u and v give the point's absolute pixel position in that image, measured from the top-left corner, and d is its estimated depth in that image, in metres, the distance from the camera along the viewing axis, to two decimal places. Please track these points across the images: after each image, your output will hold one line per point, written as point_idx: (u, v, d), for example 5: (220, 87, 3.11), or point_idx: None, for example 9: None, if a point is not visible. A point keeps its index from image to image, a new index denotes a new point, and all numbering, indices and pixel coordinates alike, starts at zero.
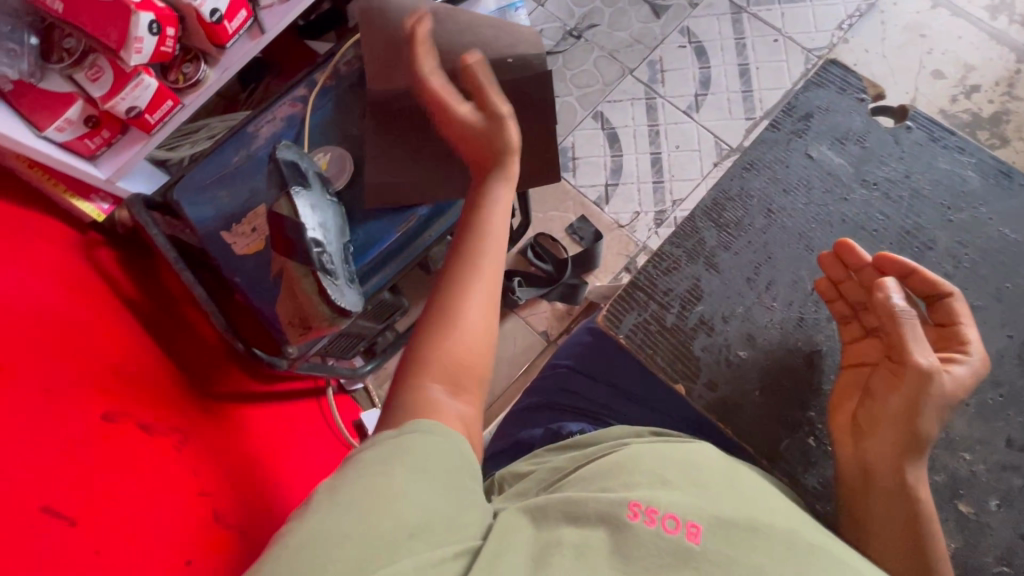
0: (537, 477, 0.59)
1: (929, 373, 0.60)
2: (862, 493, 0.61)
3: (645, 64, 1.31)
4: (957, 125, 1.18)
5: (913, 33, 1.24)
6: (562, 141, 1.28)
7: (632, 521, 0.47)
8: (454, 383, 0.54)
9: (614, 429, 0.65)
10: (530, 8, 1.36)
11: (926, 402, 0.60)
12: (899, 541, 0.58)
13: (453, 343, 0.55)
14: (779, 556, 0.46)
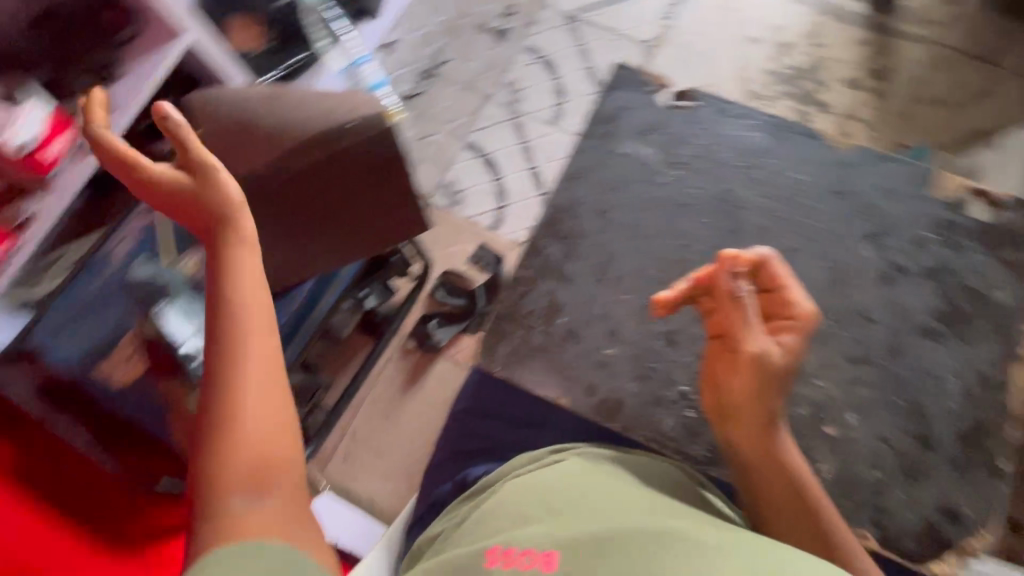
0: (444, 531, 0.64)
1: (761, 359, 0.64)
2: (745, 478, 0.68)
3: (502, 87, 1.37)
4: (784, 79, 1.30)
5: (725, 10, 1.37)
6: (443, 178, 1.31)
7: (489, 567, 0.51)
8: (254, 486, 0.43)
9: (505, 466, 0.70)
10: (381, 58, 1.38)
11: (762, 386, 0.65)
12: (785, 512, 0.66)
13: (244, 439, 0.44)
14: (624, 557, 0.49)
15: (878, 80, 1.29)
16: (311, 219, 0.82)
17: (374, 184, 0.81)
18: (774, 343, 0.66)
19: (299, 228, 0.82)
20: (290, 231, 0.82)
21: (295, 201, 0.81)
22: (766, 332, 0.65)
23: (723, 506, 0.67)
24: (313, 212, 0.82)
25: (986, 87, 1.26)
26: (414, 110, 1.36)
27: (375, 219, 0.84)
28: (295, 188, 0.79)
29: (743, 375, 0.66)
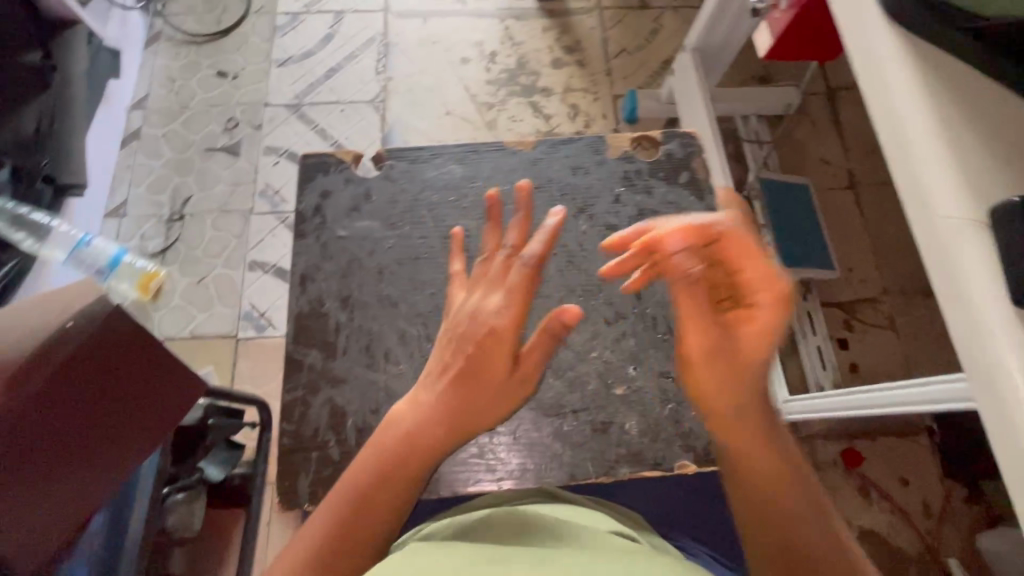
0: None
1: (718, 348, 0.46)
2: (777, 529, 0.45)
3: (258, 197, 1.31)
4: (505, 82, 1.42)
5: (428, 44, 1.46)
6: (240, 310, 1.21)
7: None
8: None
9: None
10: (116, 225, 1.27)
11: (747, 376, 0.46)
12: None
13: None
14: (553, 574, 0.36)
15: (574, 54, 1.45)
16: (61, 455, 0.62)
17: (126, 373, 0.67)
18: (520, 372, 0.49)
19: (51, 474, 0.61)
20: (41, 484, 0.61)
21: (26, 449, 0.59)
22: (535, 344, 0.49)
23: (605, 521, 0.52)
24: (58, 446, 0.62)
25: (654, 26, 1.49)
26: (177, 259, 1.25)
27: (146, 407, 0.70)
28: (27, 434, 0.58)
29: (467, 419, 0.47)
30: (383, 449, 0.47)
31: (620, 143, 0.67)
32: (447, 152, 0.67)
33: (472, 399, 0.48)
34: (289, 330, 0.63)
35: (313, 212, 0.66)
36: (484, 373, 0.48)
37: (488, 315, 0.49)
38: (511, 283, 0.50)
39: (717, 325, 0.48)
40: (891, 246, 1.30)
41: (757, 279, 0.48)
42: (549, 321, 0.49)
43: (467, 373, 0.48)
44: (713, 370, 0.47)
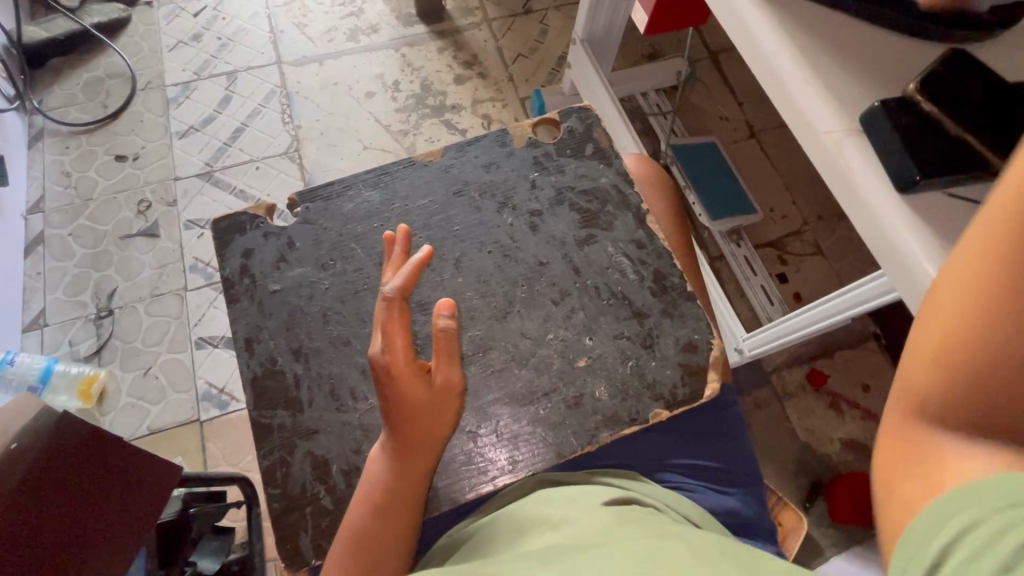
0: None
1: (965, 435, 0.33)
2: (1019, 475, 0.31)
3: (189, 273, 1.26)
4: (414, 107, 1.45)
5: (329, 85, 1.46)
6: (196, 391, 1.16)
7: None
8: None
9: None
10: (38, 338, 1.18)
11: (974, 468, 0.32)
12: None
13: None
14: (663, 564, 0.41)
15: (473, 67, 1.50)
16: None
17: (89, 481, 0.63)
18: (435, 389, 0.51)
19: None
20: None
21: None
22: (443, 359, 0.52)
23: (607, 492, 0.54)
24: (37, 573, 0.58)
25: (542, 28, 1.57)
26: (115, 357, 1.18)
27: (118, 511, 0.66)
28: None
29: (420, 458, 0.51)
30: (351, 520, 0.51)
31: (524, 132, 0.70)
32: (360, 180, 0.66)
33: (413, 444, 0.51)
34: (246, 396, 0.58)
35: (241, 273, 0.61)
36: (416, 419, 0.51)
37: (395, 358, 0.50)
38: (395, 323, 0.51)
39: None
40: (798, 180, 1.41)
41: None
42: (443, 331, 0.51)
43: (397, 426, 0.51)
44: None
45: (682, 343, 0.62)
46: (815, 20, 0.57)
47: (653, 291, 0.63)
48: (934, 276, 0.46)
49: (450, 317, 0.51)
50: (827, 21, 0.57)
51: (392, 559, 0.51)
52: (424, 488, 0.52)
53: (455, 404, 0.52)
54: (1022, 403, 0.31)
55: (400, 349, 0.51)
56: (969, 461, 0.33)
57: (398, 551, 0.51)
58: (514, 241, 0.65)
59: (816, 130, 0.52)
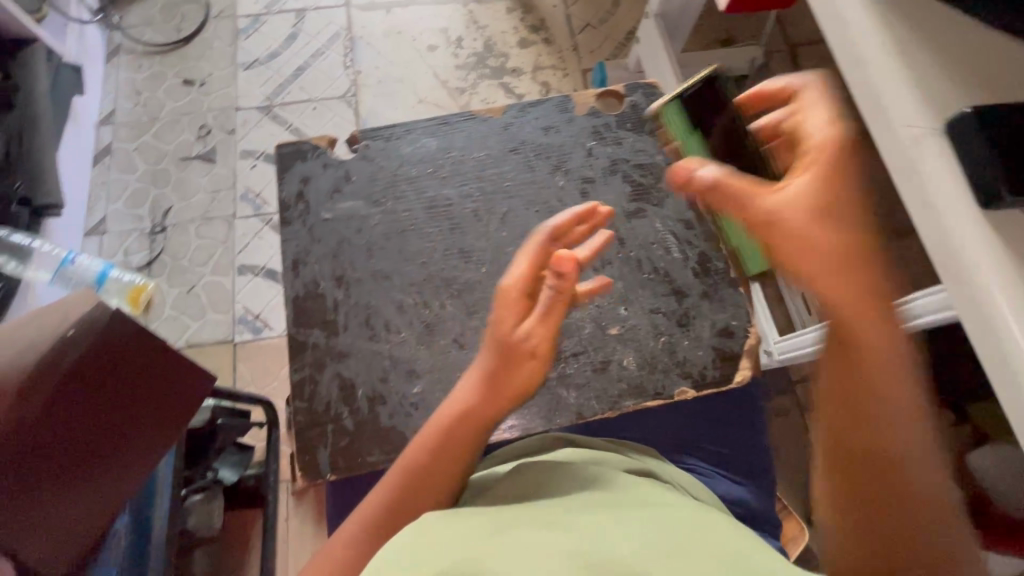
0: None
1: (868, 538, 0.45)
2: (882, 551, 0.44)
3: (240, 201, 1.30)
4: (474, 65, 1.43)
5: (394, 34, 1.46)
6: (234, 314, 1.21)
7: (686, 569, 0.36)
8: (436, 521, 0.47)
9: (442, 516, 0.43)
10: (97, 243, 1.25)
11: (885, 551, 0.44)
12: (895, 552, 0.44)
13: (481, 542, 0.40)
14: (684, 513, 0.44)
15: (539, 32, 1.47)
16: (78, 458, 0.65)
17: (129, 375, 0.68)
18: (529, 335, 0.52)
19: (70, 478, 0.65)
20: (63, 486, 0.64)
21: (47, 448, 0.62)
22: (546, 307, 0.53)
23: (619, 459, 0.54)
24: (77, 449, 0.65)
25: None
26: (164, 271, 1.24)
27: (152, 407, 0.71)
28: (43, 440, 0.62)
29: (501, 401, 0.52)
30: (404, 462, 0.50)
31: (587, 99, 0.69)
32: (420, 126, 0.66)
33: (494, 389, 0.51)
34: (286, 315, 0.60)
35: (295, 199, 0.63)
36: (511, 359, 0.52)
37: (510, 285, 0.53)
38: (525, 264, 0.54)
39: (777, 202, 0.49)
40: None
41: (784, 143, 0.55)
42: (553, 282, 0.53)
43: (496, 361, 0.52)
44: (806, 218, 0.47)
45: (717, 327, 0.61)
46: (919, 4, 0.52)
47: (696, 273, 0.62)
48: (1000, 300, 0.43)
49: (569, 271, 0.54)
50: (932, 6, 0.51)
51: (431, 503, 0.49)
52: (484, 437, 0.52)
53: (544, 360, 0.53)
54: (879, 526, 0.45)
55: (513, 286, 0.53)
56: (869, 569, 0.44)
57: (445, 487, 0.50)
58: (563, 203, 0.65)
59: (896, 121, 0.48)
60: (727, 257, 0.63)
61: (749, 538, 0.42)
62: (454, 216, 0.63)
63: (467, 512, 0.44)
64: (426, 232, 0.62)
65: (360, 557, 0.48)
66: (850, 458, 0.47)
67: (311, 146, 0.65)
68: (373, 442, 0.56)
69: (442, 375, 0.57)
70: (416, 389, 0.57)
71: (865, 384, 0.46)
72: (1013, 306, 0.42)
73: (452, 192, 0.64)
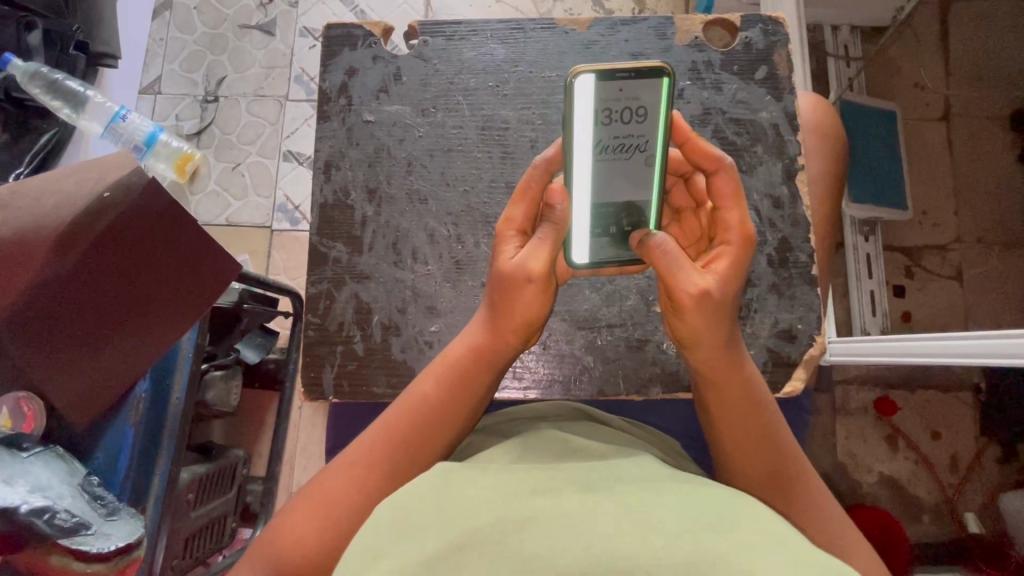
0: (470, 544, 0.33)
1: (817, 508, 0.48)
2: (814, 515, 0.48)
3: (293, 83, 1.24)
4: None
5: None
6: (274, 200, 1.19)
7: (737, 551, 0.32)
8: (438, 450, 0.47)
9: (461, 471, 0.39)
10: (150, 102, 1.23)
11: (826, 515, 0.48)
12: (830, 510, 0.48)
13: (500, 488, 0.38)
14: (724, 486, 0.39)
15: None
16: (96, 324, 0.65)
17: (155, 252, 0.67)
18: (531, 276, 0.44)
19: (87, 342, 0.65)
20: (80, 348, 0.65)
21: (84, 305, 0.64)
22: (546, 241, 0.45)
23: (643, 446, 0.49)
24: (97, 315, 0.65)
25: None
26: (211, 144, 1.22)
27: (174, 289, 0.69)
28: (66, 299, 0.63)
29: (496, 335, 0.47)
30: (409, 404, 0.47)
31: (691, 27, 0.57)
32: (489, 29, 0.57)
33: (497, 326, 0.47)
34: (311, 220, 0.56)
35: (339, 91, 0.57)
36: (510, 289, 0.45)
37: (513, 216, 0.46)
38: (526, 193, 0.46)
39: (694, 294, 0.42)
40: (975, 188, 1.17)
41: (722, 196, 0.45)
42: (551, 214, 0.44)
43: (494, 293, 0.46)
44: (711, 318, 0.43)
45: (779, 327, 0.54)
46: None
47: (771, 260, 0.54)
48: None
49: (563, 208, 0.44)
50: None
51: (441, 445, 0.47)
52: (494, 381, 0.49)
53: (549, 290, 0.46)
54: (807, 502, 0.48)
55: (520, 216, 0.46)
56: (822, 541, 0.47)
57: (456, 426, 0.48)
58: None
59: None
60: (813, 250, 0.55)
61: (783, 530, 0.35)
62: (508, 143, 0.56)
63: (480, 470, 0.40)
64: (474, 155, 0.55)
65: (369, 504, 0.45)
66: (758, 481, 0.48)
67: (362, 33, 0.58)
68: (381, 371, 0.53)
69: (463, 317, 0.53)
70: (434, 328, 0.53)
71: (746, 400, 0.47)
72: None
73: (510, 115, 0.56)
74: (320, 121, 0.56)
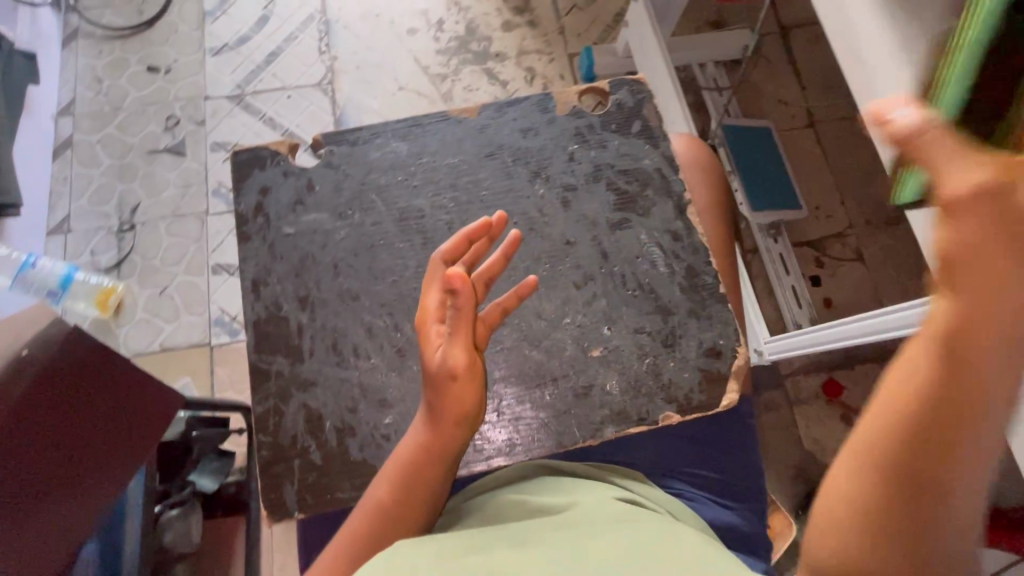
0: None
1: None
2: None
3: (211, 197, 1.24)
4: (456, 50, 1.37)
5: (371, 17, 1.39)
6: (209, 316, 1.17)
7: None
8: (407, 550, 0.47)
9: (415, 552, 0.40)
10: (61, 243, 1.20)
11: None
12: None
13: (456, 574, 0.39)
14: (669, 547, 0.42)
15: (523, 14, 1.40)
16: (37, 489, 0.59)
17: (92, 402, 0.65)
18: (454, 371, 0.47)
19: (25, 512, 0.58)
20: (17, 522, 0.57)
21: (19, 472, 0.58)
22: (457, 332, 0.47)
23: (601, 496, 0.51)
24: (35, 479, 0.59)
25: None
26: (133, 272, 1.19)
27: (119, 428, 0.67)
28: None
29: (441, 430, 0.48)
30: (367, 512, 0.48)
31: (568, 98, 0.64)
32: (389, 130, 0.62)
33: (435, 424, 0.48)
34: (247, 338, 0.56)
35: (255, 211, 0.59)
36: (436, 383, 0.47)
37: (428, 305, 0.48)
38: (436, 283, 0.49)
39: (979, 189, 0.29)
40: (852, 179, 1.32)
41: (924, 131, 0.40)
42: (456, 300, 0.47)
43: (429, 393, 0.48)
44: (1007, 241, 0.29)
45: (705, 347, 0.58)
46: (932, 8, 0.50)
47: (683, 288, 0.60)
48: None
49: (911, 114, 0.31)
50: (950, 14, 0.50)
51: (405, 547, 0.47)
52: (444, 477, 0.49)
53: (477, 375, 0.48)
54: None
55: (433, 305, 0.48)
56: None
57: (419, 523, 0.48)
58: (549, 212, 0.61)
59: None
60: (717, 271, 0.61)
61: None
62: (426, 229, 0.59)
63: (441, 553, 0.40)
64: (397, 247, 0.58)
65: None
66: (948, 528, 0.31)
67: (270, 152, 0.61)
68: (343, 475, 0.53)
69: (414, 403, 0.54)
70: (389, 420, 0.54)
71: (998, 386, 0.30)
72: None
73: (423, 203, 0.60)
74: (242, 242, 0.58)
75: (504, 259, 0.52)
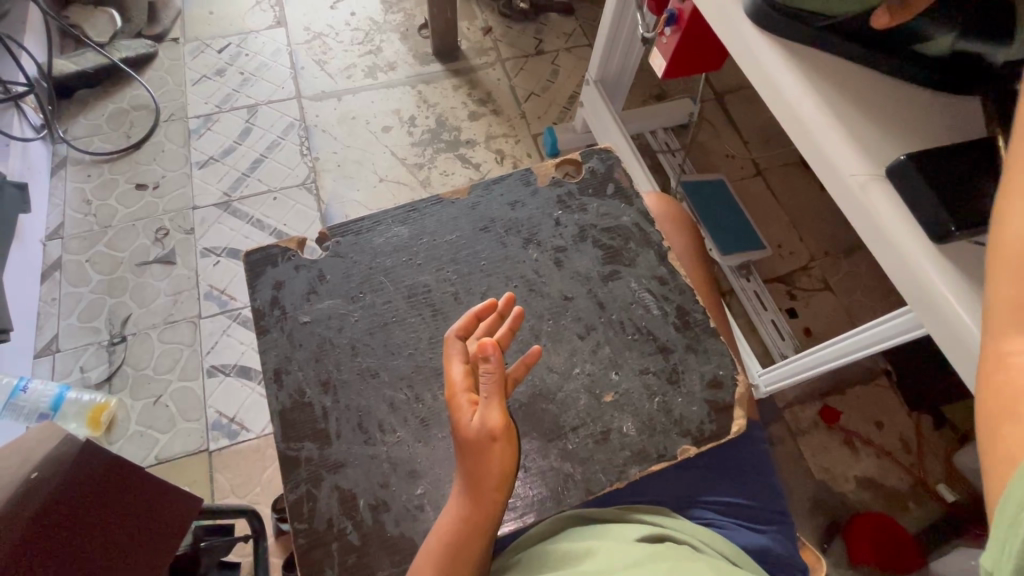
0: None
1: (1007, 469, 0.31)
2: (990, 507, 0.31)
3: (203, 301, 1.26)
4: (429, 141, 1.48)
5: (348, 119, 1.50)
6: (207, 419, 1.15)
7: None
8: None
9: None
10: (49, 364, 1.18)
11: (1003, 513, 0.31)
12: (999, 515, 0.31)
13: None
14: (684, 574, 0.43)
15: (487, 104, 1.54)
16: None
17: (98, 515, 0.62)
18: (493, 433, 0.48)
19: None
20: None
21: None
22: (490, 394, 0.49)
23: (627, 532, 0.52)
24: None
25: (553, 68, 1.62)
26: (125, 385, 1.17)
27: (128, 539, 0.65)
28: None
29: (483, 497, 0.49)
30: None
31: (548, 172, 0.72)
32: (390, 216, 0.67)
33: (476, 494, 0.49)
34: (274, 428, 0.58)
35: (271, 305, 0.62)
36: (474, 450, 0.49)
37: (455, 378, 0.51)
38: (460, 358, 0.52)
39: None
40: (804, 217, 1.44)
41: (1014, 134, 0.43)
42: (486, 366, 0.49)
43: (470, 461, 0.49)
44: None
45: (707, 379, 0.62)
46: (843, 73, 0.61)
47: (677, 327, 0.64)
48: (956, 303, 0.49)
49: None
50: (859, 76, 0.60)
51: None
52: (485, 548, 0.50)
53: (512, 435, 0.50)
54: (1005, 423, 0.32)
55: (459, 375, 0.51)
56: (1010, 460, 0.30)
57: None
58: (546, 275, 0.66)
59: (842, 172, 0.55)
60: (705, 308, 0.66)
61: None
62: (435, 301, 0.63)
63: None
64: (409, 321, 0.62)
65: None
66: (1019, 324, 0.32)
67: (280, 248, 0.65)
68: (382, 552, 0.52)
69: (444, 469, 0.55)
70: (420, 490, 0.55)
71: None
72: (964, 303, 0.49)
73: (429, 278, 0.64)
74: (262, 336, 0.61)
75: (513, 330, 0.54)
